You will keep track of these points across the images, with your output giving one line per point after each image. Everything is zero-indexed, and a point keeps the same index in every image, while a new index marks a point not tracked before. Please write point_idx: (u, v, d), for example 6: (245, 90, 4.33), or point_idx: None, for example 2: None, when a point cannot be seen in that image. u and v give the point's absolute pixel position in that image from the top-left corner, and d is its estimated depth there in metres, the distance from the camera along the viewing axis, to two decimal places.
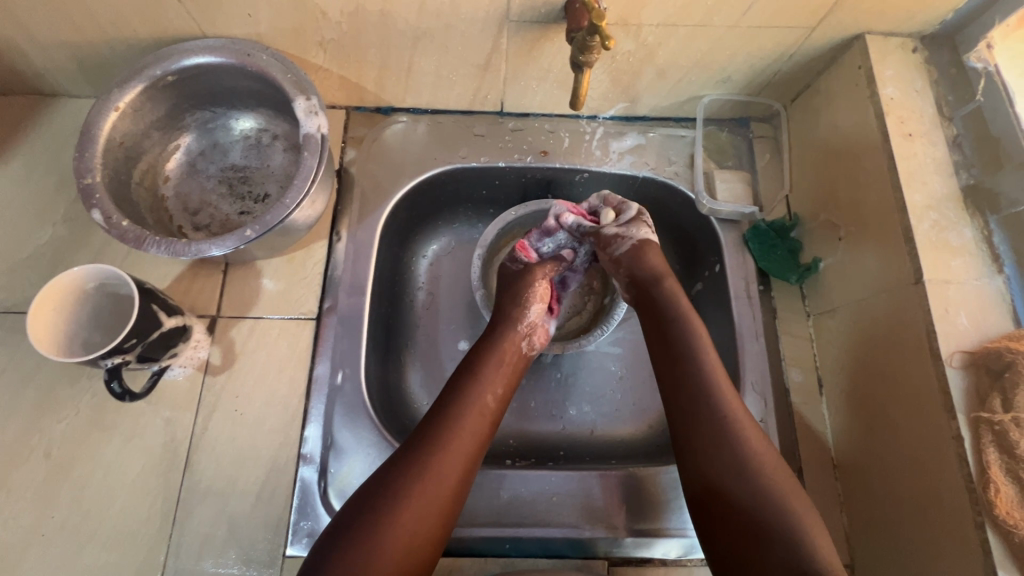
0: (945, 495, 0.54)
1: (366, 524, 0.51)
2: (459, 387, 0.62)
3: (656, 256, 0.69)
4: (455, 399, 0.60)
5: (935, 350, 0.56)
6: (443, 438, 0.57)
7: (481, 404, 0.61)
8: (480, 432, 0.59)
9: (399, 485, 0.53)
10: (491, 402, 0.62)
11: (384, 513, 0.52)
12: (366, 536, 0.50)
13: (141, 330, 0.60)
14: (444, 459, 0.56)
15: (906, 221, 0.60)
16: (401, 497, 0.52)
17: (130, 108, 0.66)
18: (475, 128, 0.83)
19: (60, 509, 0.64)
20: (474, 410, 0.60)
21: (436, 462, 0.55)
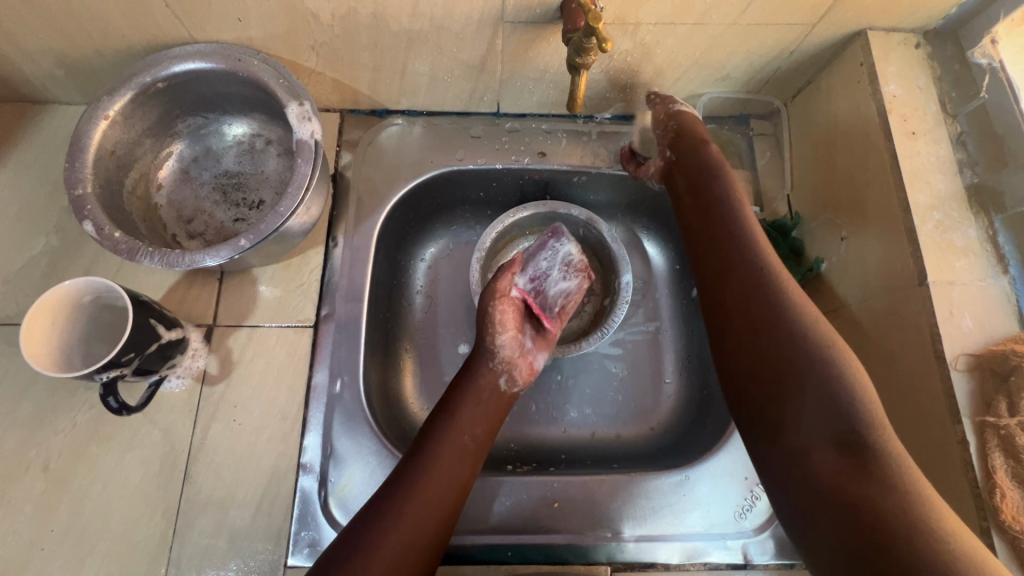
0: (949, 500, 0.53)
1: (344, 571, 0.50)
2: (439, 425, 0.61)
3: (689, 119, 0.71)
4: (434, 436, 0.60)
5: (939, 353, 0.55)
6: (421, 476, 0.57)
7: (458, 441, 0.60)
8: (457, 471, 0.59)
9: (373, 531, 0.52)
10: (469, 441, 0.61)
11: (359, 561, 0.50)
12: None
13: (137, 344, 0.60)
14: (423, 500, 0.55)
15: (909, 221, 0.60)
16: (377, 546, 0.51)
17: (120, 116, 0.65)
18: (472, 130, 0.82)
19: (60, 521, 0.63)
20: (454, 448, 0.60)
21: (408, 509, 0.54)
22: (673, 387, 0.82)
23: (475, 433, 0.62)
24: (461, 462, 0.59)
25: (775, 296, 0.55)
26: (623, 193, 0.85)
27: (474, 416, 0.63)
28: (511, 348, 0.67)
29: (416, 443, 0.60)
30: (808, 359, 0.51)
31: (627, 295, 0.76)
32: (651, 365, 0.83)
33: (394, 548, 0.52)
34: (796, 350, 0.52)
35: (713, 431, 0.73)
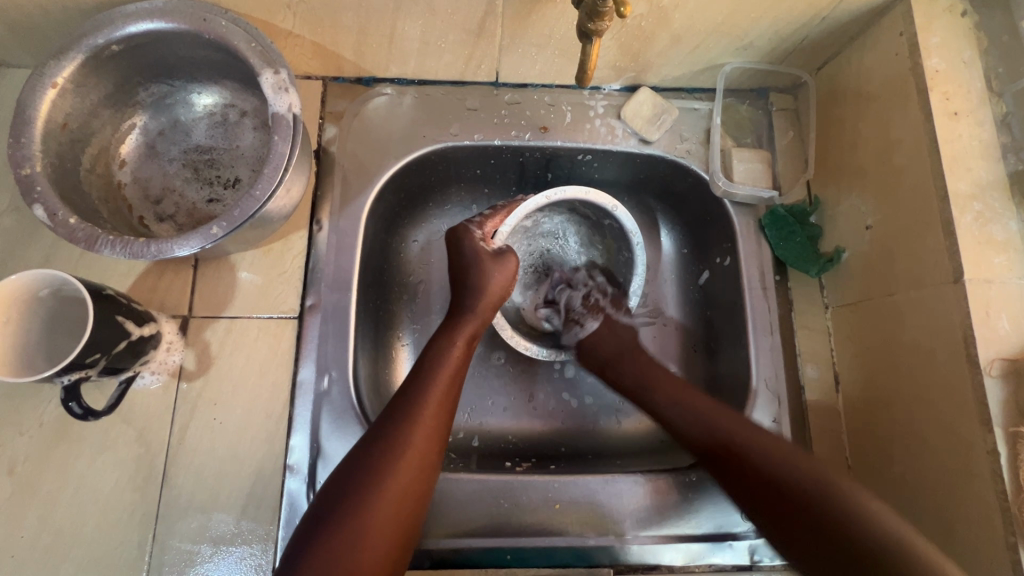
0: (976, 510, 0.51)
1: (347, 502, 0.48)
2: (411, 384, 0.57)
3: (608, 338, 0.72)
4: (408, 395, 0.56)
5: (972, 357, 0.51)
6: (414, 415, 0.54)
7: (434, 400, 0.56)
8: (434, 431, 0.54)
9: (374, 462, 0.51)
10: (444, 400, 0.57)
11: (362, 489, 0.49)
12: (350, 517, 0.47)
13: (103, 343, 0.54)
14: (401, 467, 0.51)
15: (946, 213, 0.55)
16: (379, 476, 0.50)
17: (71, 84, 0.57)
18: (467, 101, 0.75)
19: (30, 527, 0.60)
20: (431, 407, 0.55)
21: (404, 437, 0.52)
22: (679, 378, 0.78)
23: (450, 392, 0.58)
24: (447, 400, 0.57)
25: (664, 394, 0.64)
26: (632, 173, 0.79)
27: (450, 373, 0.59)
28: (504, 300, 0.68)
29: (390, 404, 0.55)
30: (729, 450, 0.57)
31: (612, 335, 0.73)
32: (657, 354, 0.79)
33: (380, 521, 0.48)
34: (699, 431, 0.60)
35: None
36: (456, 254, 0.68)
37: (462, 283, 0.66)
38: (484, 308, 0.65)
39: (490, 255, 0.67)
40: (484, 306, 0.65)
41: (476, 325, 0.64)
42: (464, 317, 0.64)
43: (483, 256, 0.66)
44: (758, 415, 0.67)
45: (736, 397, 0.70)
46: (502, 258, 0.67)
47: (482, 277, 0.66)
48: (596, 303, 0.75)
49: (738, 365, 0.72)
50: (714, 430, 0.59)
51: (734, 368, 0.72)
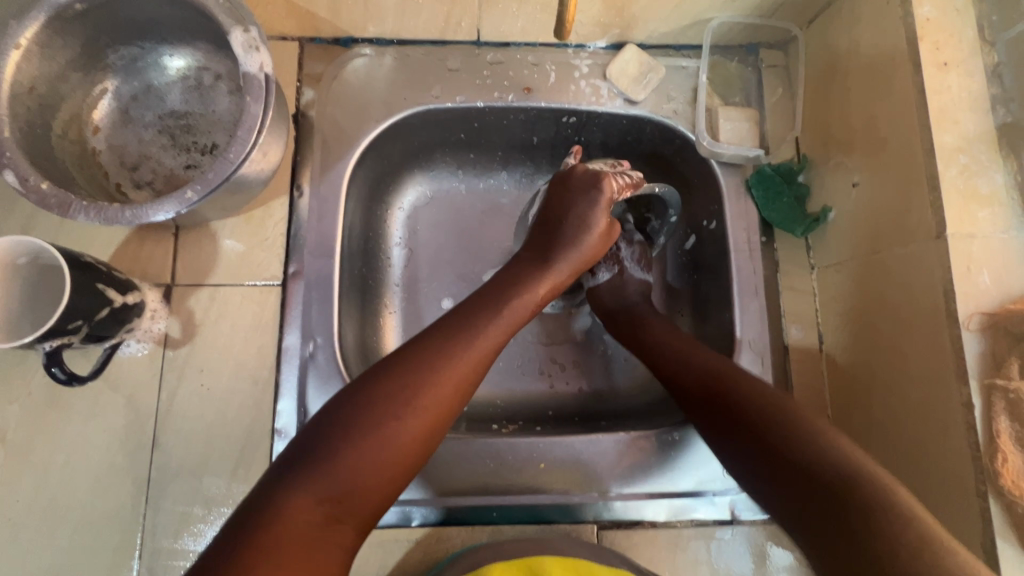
0: (949, 462, 0.52)
1: (394, 388, 0.48)
2: (468, 322, 0.54)
3: (607, 295, 0.72)
4: (465, 329, 0.53)
5: (951, 312, 0.51)
6: (478, 336, 0.53)
7: (487, 344, 0.53)
8: (475, 377, 0.52)
9: (432, 363, 0.50)
10: (493, 348, 0.54)
11: (412, 383, 0.48)
12: (390, 402, 0.47)
13: (83, 310, 0.54)
14: (433, 403, 0.48)
15: (931, 167, 0.54)
16: (431, 379, 0.49)
17: (35, 46, 0.55)
18: (448, 62, 0.73)
19: (24, 492, 0.61)
20: (480, 351, 0.52)
21: (463, 356, 0.51)
22: None
23: (509, 335, 0.56)
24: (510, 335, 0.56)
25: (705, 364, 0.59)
26: (619, 135, 0.77)
27: (510, 322, 0.56)
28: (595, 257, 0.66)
29: (443, 333, 0.52)
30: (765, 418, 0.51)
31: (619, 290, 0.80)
32: None
33: (412, 425, 0.47)
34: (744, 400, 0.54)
35: None
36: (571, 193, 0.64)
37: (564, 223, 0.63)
38: (572, 267, 0.62)
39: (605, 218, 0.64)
40: (571, 266, 0.62)
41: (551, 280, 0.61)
42: (550, 265, 0.61)
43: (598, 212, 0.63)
44: None
45: None
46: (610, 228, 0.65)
47: (582, 232, 0.63)
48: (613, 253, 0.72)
49: (724, 327, 0.72)
50: (758, 396, 0.53)
51: (720, 330, 0.72)
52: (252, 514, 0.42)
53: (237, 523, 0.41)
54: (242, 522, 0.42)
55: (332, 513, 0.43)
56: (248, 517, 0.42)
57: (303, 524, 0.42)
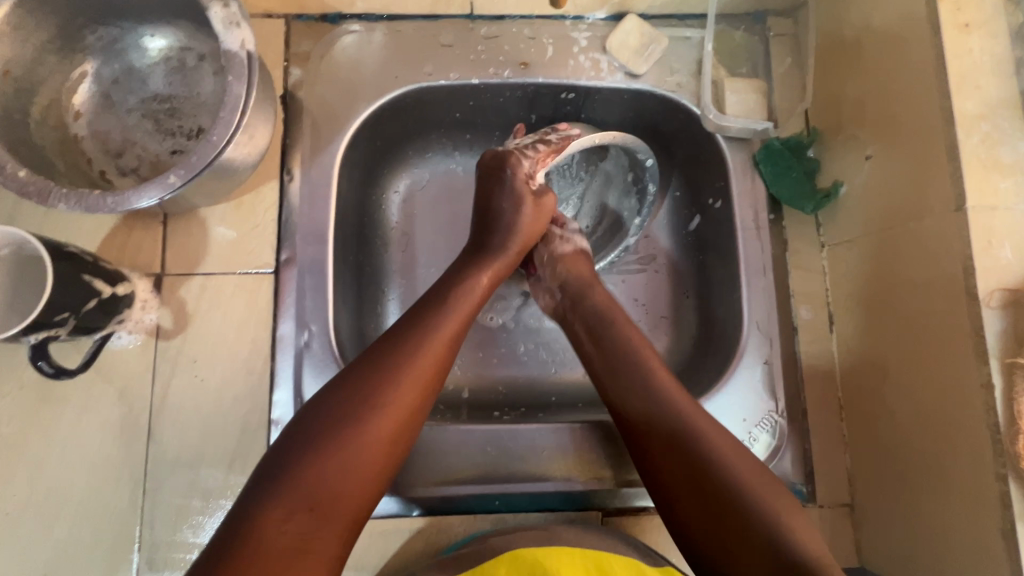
0: (966, 445, 0.50)
1: (347, 403, 0.48)
2: (422, 319, 0.54)
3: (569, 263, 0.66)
4: (413, 330, 0.53)
5: (971, 289, 0.49)
6: (424, 335, 0.53)
7: (440, 340, 0.53)
8: (435, 370, 0.52)
9: (380, 369, 0.50)
10: (448, 342, 0.54)
11: (365, 394, 0.48)
12: (345, 418, 0.47)
13: (69, 302, 0.53)
14: (395, 402, 0.49)
15: (950, 136, 0.51)
16: (381, 387, 0.49)
17: (7, 26, 0.53)
18: (441, 37, 0.70)
19: (20, 487, 0.60)
20: (436, 345, 0.53)
21: (412, 357, 0.51)
22: (670, 325, 0.76)
23: (461, 327, 0.56)
24: (460, 327, 0.56)
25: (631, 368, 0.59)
26: (620, 111, 0.74)
27: (463, 313, 0.56)
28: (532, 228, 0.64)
29: (394, 334, 0.53)
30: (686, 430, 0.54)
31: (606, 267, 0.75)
32: (649, 301, 0.77)
33: (371, 435, 0.47)
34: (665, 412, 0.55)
35: (711, 371, 0.69)
36: (496, 184, 0.63)
37: (499, 214, 0.63)
38: (515, 252, 0.62)
39: (530, 195, 0.63)
40: (515, 248, 0.62)
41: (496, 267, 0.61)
42: (492, 255, 0.61)
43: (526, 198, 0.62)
44: (749, 357, 0.66)
45: (727, 341, 0.69)
46: (541, 199, 0.64)
47: (520, 215, 0.62)
48: (584, 241, 0.72)
49: (730, 308, 0.70)
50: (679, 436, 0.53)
51: (726, 312, 0.70)
52: (236, 532, 0.42)
53: (222, 543, 0.42)
54: (228, 542, 0.42)
55: (313, 522, 0.43)
56: (230, 535, 0.42)
57: (285, 536, 0.42)
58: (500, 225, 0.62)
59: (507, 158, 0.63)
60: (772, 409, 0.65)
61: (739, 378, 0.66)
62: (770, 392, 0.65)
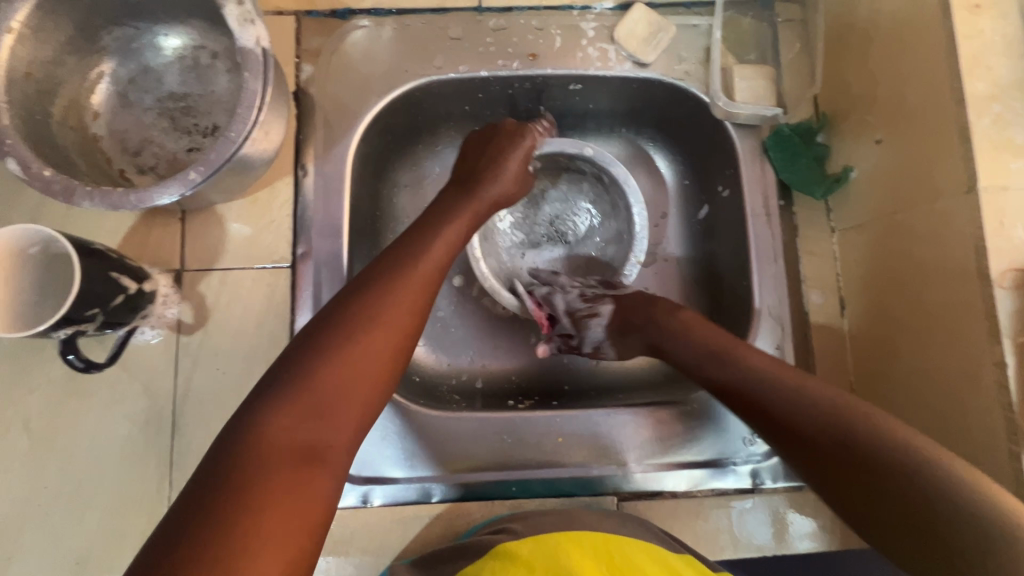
0: (979, 423, 0.50)
1: (340, 323, 0.48)
2: (408, 244, 0.55)
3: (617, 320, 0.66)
4: (402, 259, 0.53)
5: (984, 269, 0.49)
6: (409, 261, 0.53)
7: (427, 267, 0.53)
8: (426, 290, 0.53)
9: (367, 292, 0.50)
10: (434, 270, 0.54)
11: (354, 314, 0.48)
12: (338, 334, 0.47)
13: (98, 297, 0.54)
14: (391, 317, 0.49)
15: (962, 117, 0.51)
16: (371, 305, 0.49)
17: (28, 30, 0.54)
18: (450, 30, 0.71)
19: (51, 478, 0.62)
20: (423, 268, 0.53)
21: (400, 281, 0.51)
22: None
23: (445, 256, 0.56)
24: (444, 257, 0.56)
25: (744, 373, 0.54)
26: (627, 100, 0.75)
27: (445, 245, 0.57)
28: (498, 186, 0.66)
29: (379, 257, 0.54)
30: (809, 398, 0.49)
31: (639, 257, 0.69)
32: (659, 290, 0.77)
33: (368, 350, 0.47)
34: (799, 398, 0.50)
35: None
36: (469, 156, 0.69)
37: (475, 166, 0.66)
38: (495, 197, 0.65)
39: (516, 172, 0.67)
40: (496, 191, 0.65)
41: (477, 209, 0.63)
42: (473, 197, 0.63)
43: (488, 146, 0.68)
44: (760, 343, 0.67)
45: (739, 327, 0.69)
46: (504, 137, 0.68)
47: (498, 162, 0.66)
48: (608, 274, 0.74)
49: (740, 294, 0.70)
50: (792, 401, 0.50)
51: (737, 299, 0.71)
52: (240, 436, 0.41)
53: (228, 455, 0.40)
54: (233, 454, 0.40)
55: (317, 428, 0.43)
56: (235, 439, 0.41)
57: (291, 439, 0.42)
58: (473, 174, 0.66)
59: (526, 131, 0.69)
60: None
61: None
62: None
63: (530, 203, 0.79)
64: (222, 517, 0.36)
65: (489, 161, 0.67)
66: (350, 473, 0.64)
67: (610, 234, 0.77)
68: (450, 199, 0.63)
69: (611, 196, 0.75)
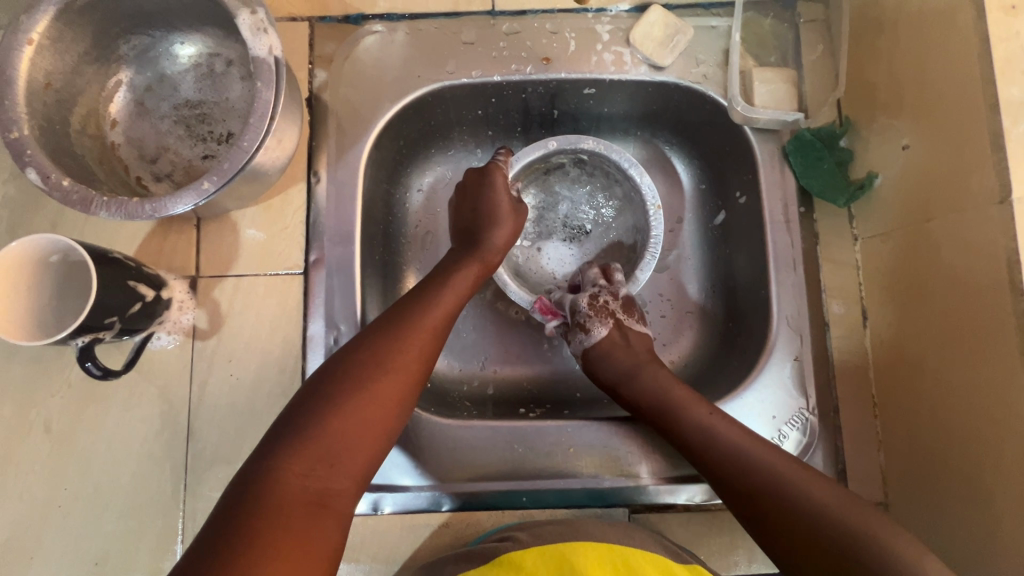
0: (1010, 445, 0.48)
1: (350, 373, 0.51)
2: (417, 299, 0.58)
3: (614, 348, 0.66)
4: (410, 312, 0.57)
5: (1015, 284, 0.47)
6: (417, 315, 0.56)
7: (435, 320, 0.57)
8: (428, 351, 0.55)
9: (375, 345, 0.53)
10: (441, 323, 0.57)
11: (363, 367, 0.52)
12: (346, 385, 0.50)
13: (116, 306, 0.55)
14: (396, 369, 0.52)
15: (994, 125, 0.49)
16: (378, 360, 0.52)
17: (47, 40, 0.55)
18: (463, 34, 0.70)
19: (72, 480, 0.63)
20: (429, 321, 0.56)
21: (407, 335, 0.54)
22: (697, 321, 0.75)
23: (452, 311, 0.59)
24: (451, 311, 0.59)
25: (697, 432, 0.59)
26: (643, 103, 0.73)
27: (452, 297, 0.60)
28: (501, 234, 0.67)
29: (390, 311, 0.57)
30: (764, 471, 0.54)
31: (656, 201, 0.69)
32: (674, 297, 0.76)
33: (373, 400, 0.50)
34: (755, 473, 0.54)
35: (739, 367, 0.68)
36: (473, 195, 0.70)
37: (480, 210, 0.68)
38: (501, 242, 0.67)
39: (508, 205, 0.69)
40: (500, 233, 0.67)
41: (481, 266, 0.65)
42: (480, 246, 0.66)
43: (488, 186, 0.69)
44: (779, 354, 0.65)
45: (756, 336, 0.68)
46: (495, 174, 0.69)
47: (497, 202, 0.68)
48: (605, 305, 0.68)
49: (758, 303, 0.69)
50: (749, 469, 0.55)
51: (754, 308, 0.69)
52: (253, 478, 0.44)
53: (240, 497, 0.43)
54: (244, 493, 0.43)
55: (321, 478, 0.46)
56: (243, 491, 0.44)
57: (295, 492, 0.44)
58: (478, 219, 0.68)
59: (492, 168, 0.70)
60: (802, 406, 0.64)
61: (767, 375, 0.65)
62: (800, 389, 0.65)
63: (537, 218, 0.78)
64: (222, 566, 0.38)
65: (489, 202, 0.68)
66: None
67: (621, 200, 0.76)
68: (456, 256, 0.66)
69: (603, 168, 0.75)
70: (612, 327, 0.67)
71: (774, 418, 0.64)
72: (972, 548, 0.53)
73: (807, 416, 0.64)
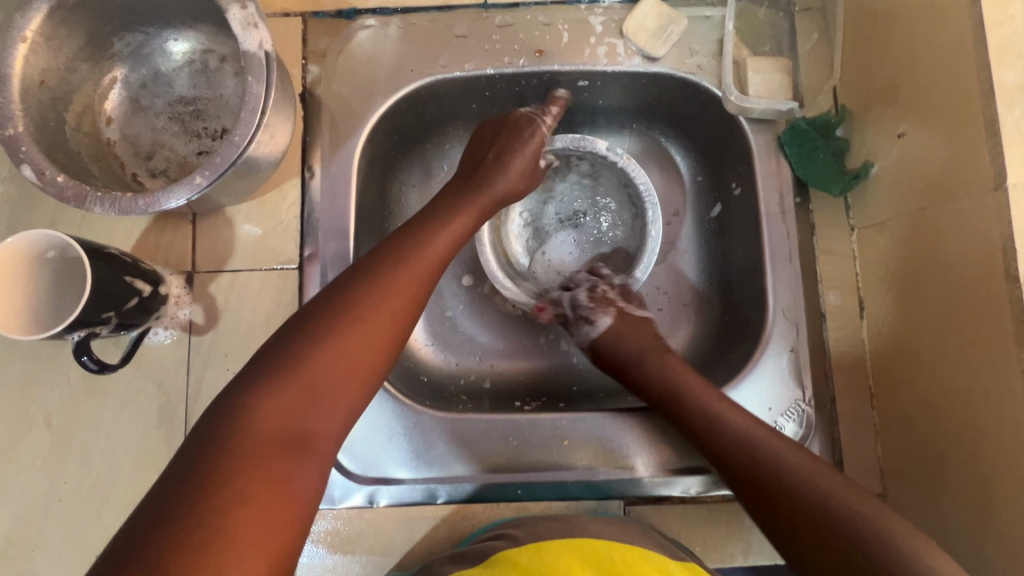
0: (1006, 433, 0.48)
1: (333, 311, 0.49)
2: (405, 240, 0.56)
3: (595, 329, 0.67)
4: (399, 254, 0.54)
5: (1011, 271, 0.46)
6: (405, 256, 0.54)
7: (424, 265, 0.54)
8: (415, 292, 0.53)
9: (360, 284, 0.51)
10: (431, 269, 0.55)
11: (346, 305, 0.49)
12: (327, 324, 0.48)
13: (112, 301, 0.56)
14: (382, 310, 0.50)
15: (989, 111, 0.48)
16: (363, 300, 0.50)
17: (41, 38, 0.55)
18: (456, 28, 0.70)
19: (71, 474, 0.64)
20: (417, 261, 0.54)
21: (396, 276, 0.52)
22: (693, 313, 0.75)
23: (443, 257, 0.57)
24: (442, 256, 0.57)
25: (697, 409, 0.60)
26: (637, 95, 0.73)
27: (442, 242, 0.57)
28: (505, 181, 0.65)
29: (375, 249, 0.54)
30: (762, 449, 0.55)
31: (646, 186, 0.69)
32: (671, 290, 0.76)
33: (356, 339, 0.48)
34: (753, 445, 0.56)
35: (735, 359, 0.68)
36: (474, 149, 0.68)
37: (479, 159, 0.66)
38: (499, 188, 0.65)
39: (507, 153, 0.66)
40: (498, 180, 0.65)
41: (476, 210, 0.62)
42: (480, 189, 0.64)
43: (493, 137, 0.67)
44: (775, 345, 0.65)
45: (752, 328, 0.67)
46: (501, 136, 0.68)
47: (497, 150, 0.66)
48: (604, 295, 0.69)
49: (754, 294, 0.68)
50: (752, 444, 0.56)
51: (751, 299, 0.69)
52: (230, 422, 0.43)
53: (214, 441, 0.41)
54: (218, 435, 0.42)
55: (299, 419, 0.44)
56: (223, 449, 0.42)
57: (272, 431, 0.43)
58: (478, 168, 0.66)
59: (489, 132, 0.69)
60: (799, 397, 0.64)
61: (763, 367, 0.64)
62: (796, 380, 0.64)
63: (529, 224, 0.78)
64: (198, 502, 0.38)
65: (493, 154, 0.66)
66: (357, 474, 0.64)
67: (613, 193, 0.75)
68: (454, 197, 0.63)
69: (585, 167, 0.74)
70: (616, 316, 0.68)
71: (770, 410, 0.64)
72: (970, 538, 0.52)
73: (804, 408, 0.64)
